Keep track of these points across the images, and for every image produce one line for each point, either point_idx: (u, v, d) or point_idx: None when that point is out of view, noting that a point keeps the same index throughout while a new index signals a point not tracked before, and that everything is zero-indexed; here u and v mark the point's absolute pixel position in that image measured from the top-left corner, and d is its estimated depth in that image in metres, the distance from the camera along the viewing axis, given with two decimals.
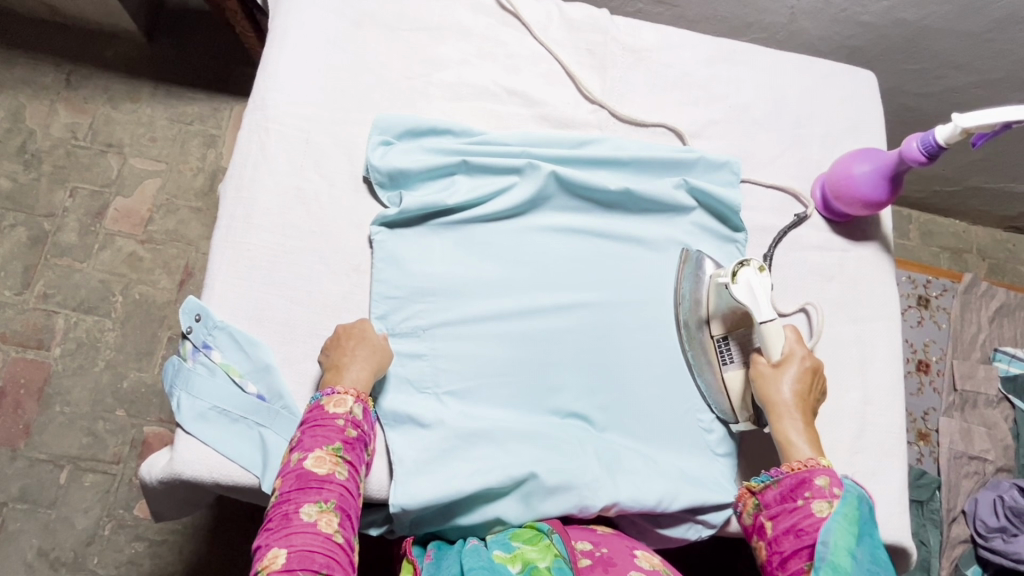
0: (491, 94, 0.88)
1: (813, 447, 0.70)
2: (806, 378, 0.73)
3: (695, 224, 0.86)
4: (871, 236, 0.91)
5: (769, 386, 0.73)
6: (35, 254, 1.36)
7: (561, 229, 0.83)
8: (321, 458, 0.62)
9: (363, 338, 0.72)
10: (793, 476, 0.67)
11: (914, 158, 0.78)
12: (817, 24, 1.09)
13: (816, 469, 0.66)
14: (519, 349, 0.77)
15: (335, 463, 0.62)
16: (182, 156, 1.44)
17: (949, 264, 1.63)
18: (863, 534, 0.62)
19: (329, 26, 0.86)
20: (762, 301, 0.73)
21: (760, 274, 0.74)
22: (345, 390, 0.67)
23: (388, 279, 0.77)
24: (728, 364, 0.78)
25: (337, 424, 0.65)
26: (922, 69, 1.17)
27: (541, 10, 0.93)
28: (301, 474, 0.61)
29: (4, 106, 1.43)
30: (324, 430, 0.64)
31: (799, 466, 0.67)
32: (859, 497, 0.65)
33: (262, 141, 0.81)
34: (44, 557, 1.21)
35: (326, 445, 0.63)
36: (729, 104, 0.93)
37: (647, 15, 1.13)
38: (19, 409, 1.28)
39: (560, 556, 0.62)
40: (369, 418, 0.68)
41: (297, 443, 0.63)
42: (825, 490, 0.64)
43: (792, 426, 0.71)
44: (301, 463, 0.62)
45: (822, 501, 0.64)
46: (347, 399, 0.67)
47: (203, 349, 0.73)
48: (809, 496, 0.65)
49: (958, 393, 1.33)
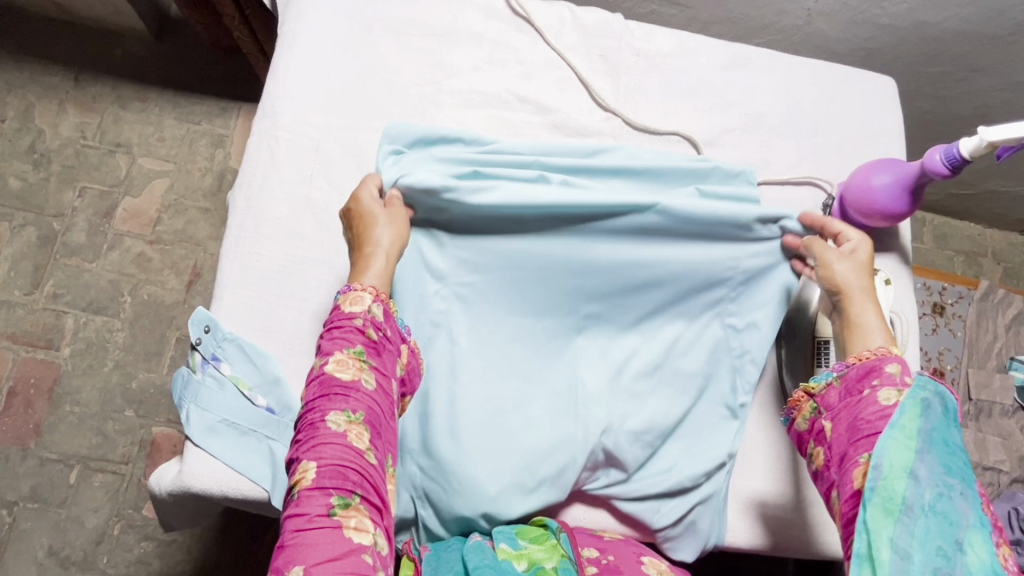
0: (502, 101, 0.86)
1: (883, 335, 0.66)
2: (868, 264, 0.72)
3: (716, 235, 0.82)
4: (890, 247, 0.89)
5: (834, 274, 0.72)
6: (45, 254, 1.36)
7: (575, 239, 0.80)
8: (344, 362, 0.60)
9: (378, 218, 0.70)
10: (860, 366, 0.64)
11: (937, 172, 0.76)
12: (834, 26, 1.07)
13: (887, 355, 0.64)
14: (531, 360, 0.79)
15: (359, 368, 0.60)
16: (190, 156, 1.43)
17: (963, 268, 1.60)
18: (936, 442, 0.57)
19: (339, 31, 0.85)
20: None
21: (887, 289, 0.77)
22: (361, 287, 0.64)
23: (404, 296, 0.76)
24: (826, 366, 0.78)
25: (355, 324, 0.62)
26: (941, 72, 1.14)
27: (553, 14, 0.91)
28: (325, 379, 0.59)
29: (14, 105, 1.43)
30: (343, 332, 0.62)
31: (866, 355, 0.65)
32: (928, 399, 0.59)
33: (271, 149, 0.80)
34: (55, 556, 1.22)
35: (346, 348, 0.61)
36: (745, 111, 0.91)
37: (660, 17, 1.11)
38: (30, 408, 1.28)
39: (566, 557, 0.64)
40: (392, 322, 0.65)
41: (319, 349, 0.61)
42: (895, 377, 0.62)
43: (864, 312, 0.68)
44: (324, 369, 0.59)
45: (890, 389, 0.61)
46: (365, 297, 0.64)
47: (212, 361, 0.72)
48: (877, 384, 0.62)
49: (973, 402, 1.31)
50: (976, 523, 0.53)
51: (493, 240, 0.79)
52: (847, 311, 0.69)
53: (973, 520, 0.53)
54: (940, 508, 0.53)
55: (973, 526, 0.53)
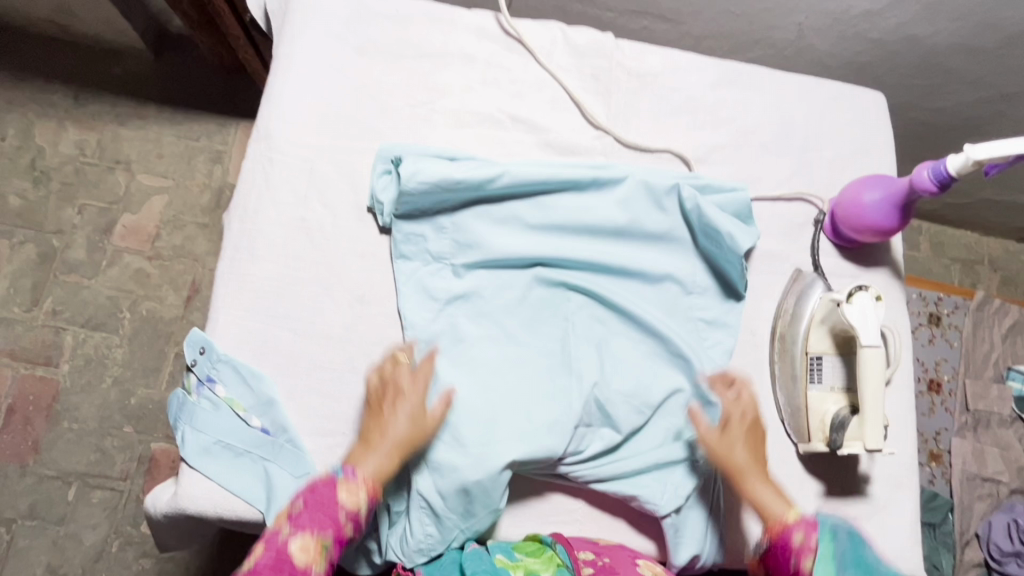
0: (495, 121, 0.87)
1: (781, 501, 0.71)
2: (750, 433, 0.74)
3: (703, 237, 0.85)
4: (881, 262, 0.90)
5: (721, 453, 0.73)
6: (44, 271, 1.37)
7: (572, 233, 0.83)
8: (307, 546, 0.62)
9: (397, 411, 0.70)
10: (776, 538, 0.68)
11: (925, 189, 0.77)
12: (825, 41, 1.08)
13: (791, 525, 0.68)
14: (529, 360, 0.78)
15: (319, 554, 0.62)
16: (189, 172, 1.45)
17: (959, 277, 1.61)
18: (849, 564, 0.66)
19: (333, 53, 0.86)
20: (866, 329, 0.74)
21: (877, 303, 0.75)
22: (361, 480, 0.65)
23: (411, 303, 0.78)
24: (818, 384, 0.80)
25: (339, 515, 0.64)
26: (932, 85, 1.15)
27: (545, 34, 0.92)
28: (282, 553, 0.61)
29: (15, 123, 1.44)
30: (324, 513, 0.63)
31: (774, 528, 0.69)
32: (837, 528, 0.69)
33: (265, 171, 0.81)
34: (52, 574, 1.21)
35: (317, 533, 0.62)
36: (735, 127, 0.92)
37: (653, 33, 1.12)
38: (28, 426, 1.29)
39: (563, 566, 0.67)
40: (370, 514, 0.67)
41: (293, 516, 0.62)
42: (806, 543, 0.67)
43: (758, 491, 0.71)
44: (287, 541, 0.61)
45: (808, 554, 0.66)
46: (360, 492, 0.65)
47: (207, 383, 0.73)
48: (797, 556, 0.66)
49: (970, 413, 1.31)
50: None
51: (495, 237, 0.81)
52: (745, 493, 0.71)
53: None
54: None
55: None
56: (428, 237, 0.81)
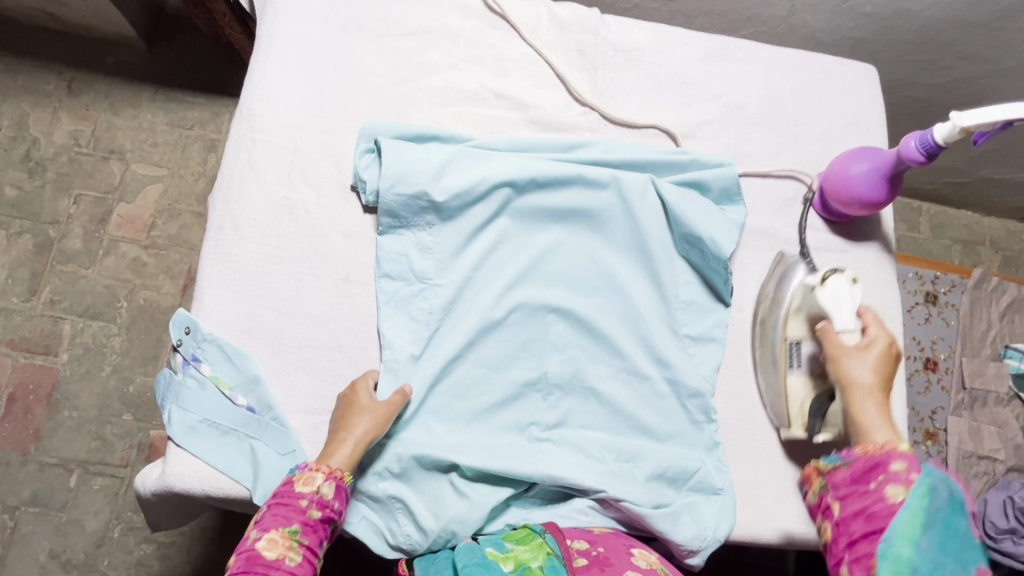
0: (479, 98, 0.87)
1: (891, 430, 0.66)
2: (886, 364, 0.71)
3: (688, 236, 0.83)
4: (872, 236, 0.89)
5: (845, 368, 0.71)
6: (42, 261, 1.37)
7: (551, 235, 0.83)
8: (274, 541, 0.62)
9: (359, 410, 0.69)
10: (867, 457, 0.65)
11: (913, 159, 0.76)
12: (817, 16, 1.07)
13: (892, 452, 0.63)
14: (514, 370, 0.78)
15: (287, 547, 0.62)
16: (183, 161, 1.45)
17: (960, 257, 1.59)
18: (937, 524, 0.59)
19: (315, 33, 0.85)
20: (843, 308, 0.74)
21: (850, 283, 0.75)
22: (317, 467, 0.66)
23: (397, 308, 0.78)
24: (798, 369, 0.78)
25: (300, 505, 0.64)
26: (928, 60, 1.13)
27: (530, 10, 0.91)
28: (252, 555, 0.61)
29: (9, 114, 1.44)
30: (287, 508, 0.64)
31: (874, 449, 0.65)
32: (941, 485, 0.60)
33: (249, 152, 0.80)
34: (56, 559, 1.23)
35: (283, 526, 0.63)
36: (724, 103, 0.91)
37: (643, 11, 1.11)
38: (29, 414, 1.30)
39: (552, 554, 0.64)
40: (342, 496, 0.67)
41: (257, 520, 0.63)
42: (901, 474, 0.62)
43: (866, 409, 0.68)
44: (255, 544, 0.62)
45: (897, 485, 0.61)
46: (317, 478, 0.66)
47: (193, 362, 0.73)
48: (883, 479, 0.62)
49: (967, 391, 1.30)
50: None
51: (476, 250, 0.80)
52: (850, 406, 0.69)
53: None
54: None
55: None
56: (412, 256, 0.79)
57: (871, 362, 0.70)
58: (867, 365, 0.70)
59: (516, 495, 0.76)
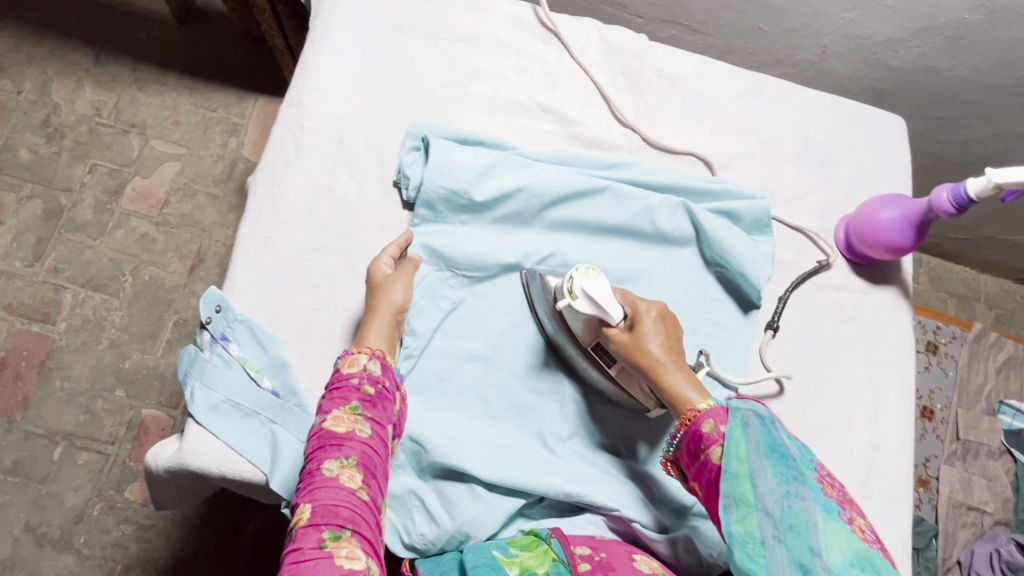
0: (525, 109, 0.88)
1: (698, 390, 0.67)
2: (661, 328, 0.71)
3: (714, 257, 0.86)
4: (891, 280, 0.91)
5: (636, 353, 0.70)
6: (49, 228, 1.36)
7: (580, 248, 0.84)
8: (339, 418, 0.61)
9: (385, 287, 0.72)
10: (688, 433, 0.64)
11: (944, 209, 0.78)
12: (847, 64, 1.10)
13: (701, 415, 0.64)
14: (532, 380, 0.79)
15: (354, 421, 0.62)
16: (204, 142, 1.44)
17: (956, 311, 1.63)
18: (769, 454, 0.59)
19: (370, 29, 0.87)
20: (610, 305, 0.71)
21: (592, 276, 0.72)
22: (358, 350, 0.67)
23: (421, 300, 0.78)
24: (612, 366, 0.75)
25: (353, 383, 0.64)
26: (948, 117, 1.17)
27: (580, 30, 0.94)
28: (322, 434, 0.61)
29: (32, 78, 1.44)
30: (341, 391, 0.63)
31: (686, 418, 0.64)
32: (749, 417, 0.62)
33: (296, 138, 0.81)
34: (30, 533, 1.20)
35: (343, 405, 0.62)
36: (759, 138, 0.94)
37: (680, 42, 1.15)
38: (19, 380, 1.27)
39: (558, 561, 0.65)
40: (390, 374, 0.67)
41: (317, 407, 0.63)
42: (713, 434, 0.62)
43: (671, 379, 0.68)
44: (322, 425, 0.61)
45: (716, 446, 0.61)
46: (361, 358, 0.66)
47: (221, 341, 0.73)
48: (705, 448, 0.62)
49: (960, 442, 1.33)
50: (826, 516, 0.55)
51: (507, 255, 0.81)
52: (661, 388, 0.68)
53: (821, 512, 0.55)
54: (790, 520, 0.55)
55: (824, 522, 0.54)
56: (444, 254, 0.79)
57: (654, 332, 0.71)
58: (651, 338, 0.70)
59: (529, 505, 0.75)
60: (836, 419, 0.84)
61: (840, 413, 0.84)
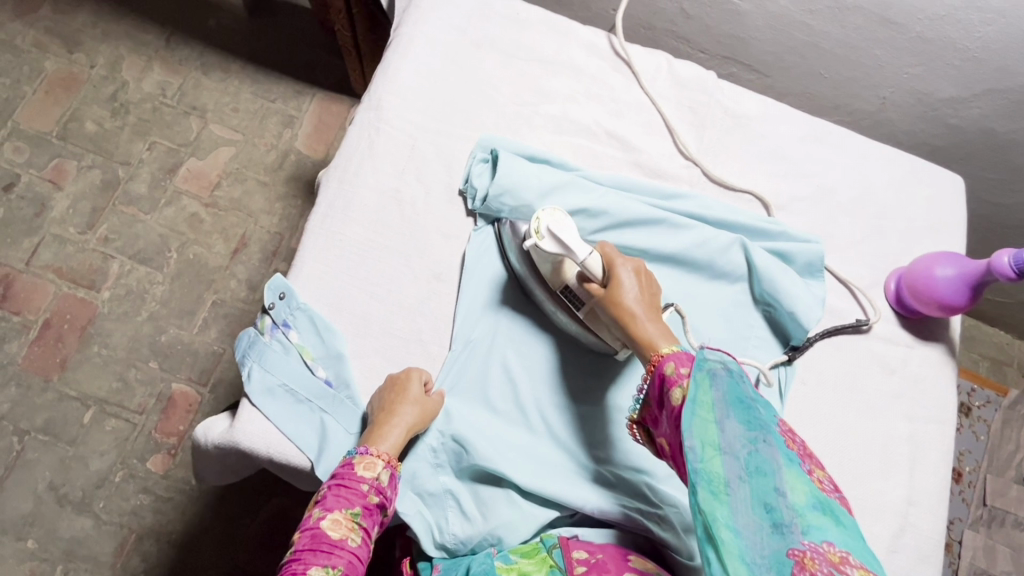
0: (591, 133, 0.91)
1: (666, 338, 0.65)
2: (641, 280, 0.70)
3: (764, 296, 0.87)
4: (938, 337, 0.91)
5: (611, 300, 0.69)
6: (105, 198, 1.41)
7: None
8: (337, 521, 0.62)
9: (406, 399, 0.70)
10: (653, 379, 0.63)
11: (1003, 273, 0.79)
12: (904, 118, 1.11)
13: (665, 357, 0.63)
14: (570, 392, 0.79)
15: (349, 528, 0.63)
16: (259, 131, 1.49)
17: (987, 373, 1.60)
18: (734, 402, 0.57)
19: (451, 42, 0.90)
20: (574, 244, 0.71)
21: (556, 216, 0.72)
22: (377, 453, 0.67)
23: (472, 308, 0.80)
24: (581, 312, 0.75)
25: (361, 488, 0.65)
26: (1004, 180, 1.17)
27: (651, 62, 0.96)
28: (316, 534, 0.61)
29: (105, 54, 1.50)
30: (348, 490, 0.64)
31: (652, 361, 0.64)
32: (718, 367, 0.59)
33: (370, 139, 0.84)
34: (53, 492, 1.23)
35: (345, 508, 0.63)
36: (817, 183, 0.95)
37: (739, 80, 1.17)
38: (60, 342, 1.32)
39: (555, 567, 0.67)
40: (395, 484, 0.68)
41: (321, 500, 0.63)
42: (674, 375, 0.61)
43: (641, 327, 0.67)
44: (319, 522, 0.62)
45: (677, 389, 0.60)
46: (377, 463, 0.67)
47: (282, 327, 0.75)
48: (666, 390, 0.61)
49: (986, 508, 1.31)
50: (788, 462, 0.55)
51: None
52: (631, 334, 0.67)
53: (784, 460, 0.55)
54: (754, 462, 0.54)
55: (787, 467, 0.54)
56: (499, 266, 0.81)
57: (629, 282, 0.69)
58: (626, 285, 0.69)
59: (559, 517, 0.76)
60: (871, 470, 0.84)
61: (875, 466, 0.84)
